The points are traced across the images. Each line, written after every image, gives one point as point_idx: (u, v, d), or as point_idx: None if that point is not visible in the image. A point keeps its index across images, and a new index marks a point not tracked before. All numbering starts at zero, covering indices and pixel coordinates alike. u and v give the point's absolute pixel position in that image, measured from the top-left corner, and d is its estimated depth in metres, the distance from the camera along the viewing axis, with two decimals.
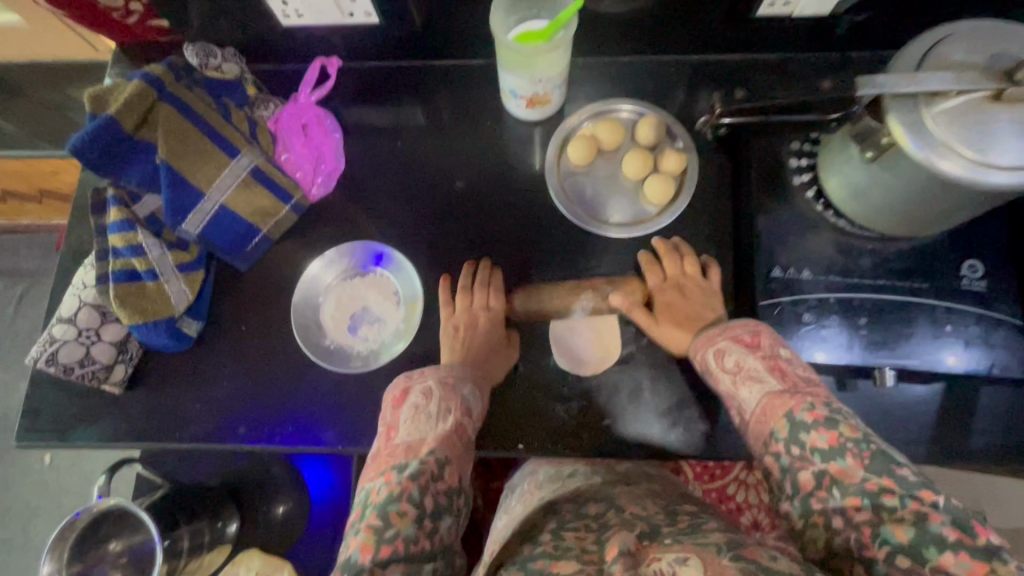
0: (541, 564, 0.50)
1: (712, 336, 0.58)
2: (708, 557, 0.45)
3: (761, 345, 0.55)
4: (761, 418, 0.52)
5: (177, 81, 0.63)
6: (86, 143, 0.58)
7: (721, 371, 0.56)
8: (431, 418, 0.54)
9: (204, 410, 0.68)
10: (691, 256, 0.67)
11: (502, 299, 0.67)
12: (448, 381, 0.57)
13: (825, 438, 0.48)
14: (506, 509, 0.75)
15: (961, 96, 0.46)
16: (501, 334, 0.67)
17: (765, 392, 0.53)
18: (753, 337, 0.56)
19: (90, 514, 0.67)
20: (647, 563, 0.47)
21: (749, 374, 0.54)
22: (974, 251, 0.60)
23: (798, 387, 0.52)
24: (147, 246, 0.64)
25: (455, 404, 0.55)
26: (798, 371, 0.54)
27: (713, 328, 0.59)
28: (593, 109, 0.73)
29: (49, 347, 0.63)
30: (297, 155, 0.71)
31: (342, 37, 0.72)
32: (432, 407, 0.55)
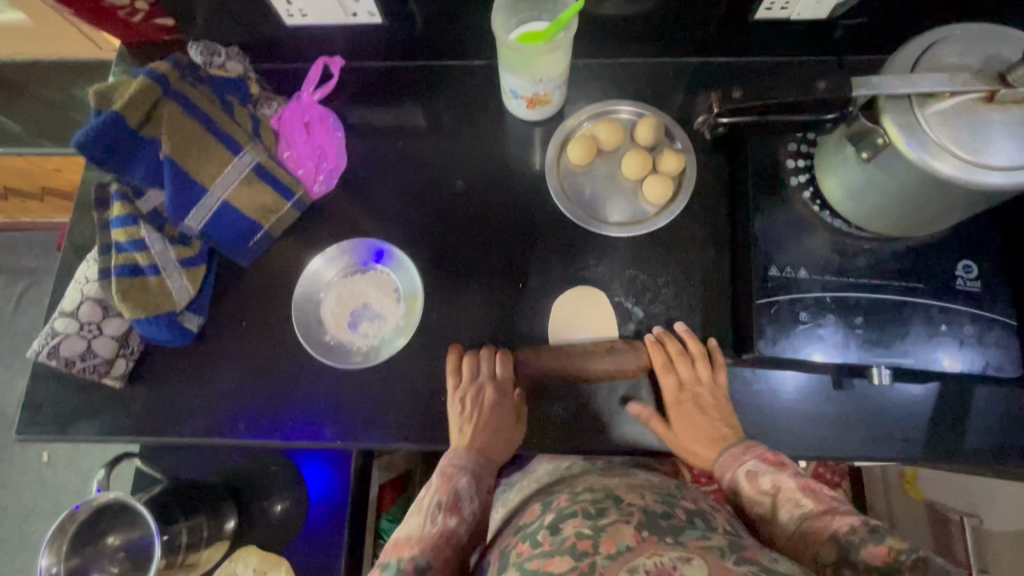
0: (536, 563, 0.52)
1: (740, 456, 0.60)
2: (714, 559, 0.48)
3: (788, 464, 0.58)
4: (801, 539, 0.53)
5: (182, 78, 0.64)
6: (92, 139, 0.59)
7: (756, 492, 0.57)
8: (422, 515, 0.60)
9: (204, 405, 0.68)
10: (702, 359, 0.65)
11: (510, 371, 0.67)
12: (448, 472, 0.62)
13: (878, 554, 0.48)
14: (504, 502, 0.80)
15: (955, 97, 0.47)
16: (510, 409, 0.66)
17: (803, 516, 0.54)
18: (777, 457, 0.59)
19: (90, 507, 0.68)
20: (648, 554, 0.49)
21: (785, 494, 0.56)
22: (969, 252, 0.61)
23: (834, 509, 0.53)
24: (150, 241, 0.64)
25: (448, 496, 0.61)
26: (830, 493, 0.56)
27: (738, 450, 0.60)
28: (593, 110, 0.74)
29: (52, 339, 0.64)
30: (299, 153, 0.72)
31: (346, 37, 0.73)
32: (428, 499, 0.61)
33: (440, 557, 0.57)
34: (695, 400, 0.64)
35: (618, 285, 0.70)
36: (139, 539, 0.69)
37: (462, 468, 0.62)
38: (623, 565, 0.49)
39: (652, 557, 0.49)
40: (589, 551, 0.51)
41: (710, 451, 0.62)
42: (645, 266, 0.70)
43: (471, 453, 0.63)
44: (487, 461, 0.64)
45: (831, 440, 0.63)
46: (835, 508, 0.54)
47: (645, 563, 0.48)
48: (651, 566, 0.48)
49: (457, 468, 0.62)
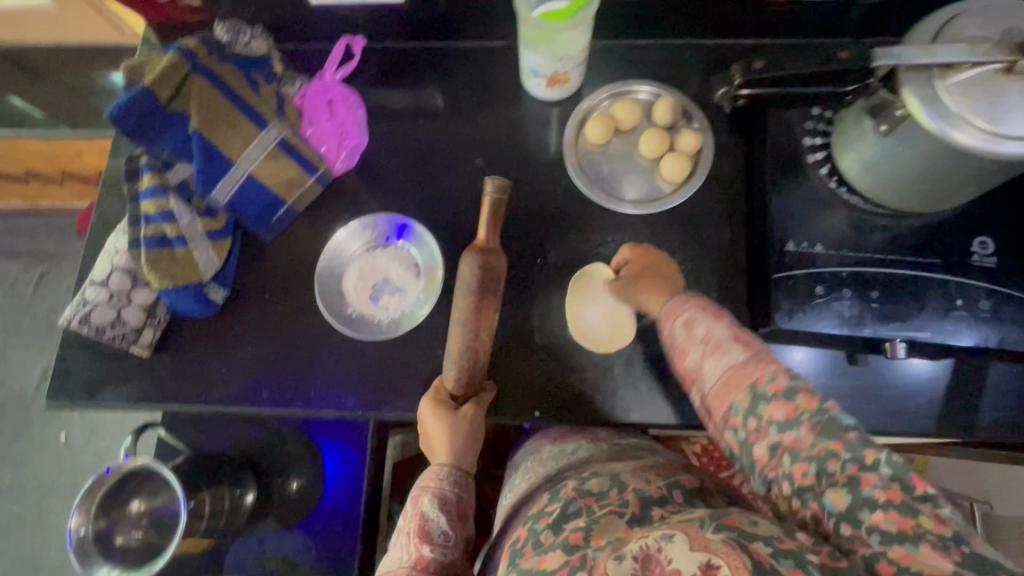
0: (530, 563, 0.54)
1: (678, 308, 0.57)
2: (694, 531, 0.46)
3: (724, 316, 0.55)
4: (722, 391, 0.52)
5: (210, 54, 0.65)
6: (124, 112, 0.61)
7: (689, 343, 0.55)
8: (400, 546, 0.62)
9: (228, 374, 0.70)
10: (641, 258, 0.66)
11: (439, 394, 0.65)
12: (420, 494, 0.64)
13: (782, 410, 0.48)
14: (510, 488, 0.81)
15: (976, 68, 0.47)
16: (447, 422, 0.63)
17: (728, 365, 0.52)
18: (716, 310, 0.56)
19: (120, 472, 0.69)
20: (637, 540, 0.49)
21: (713, 344, 0.53)
22: (985, 228, 0.61)
23: (761, 357, 0.51)
24: (179, 213, 0.66)
25: (415, 523, 0.61)
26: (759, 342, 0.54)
27: (679, 300, 0.58)
28: (611, 90, 0.75)
29: (82, 308, 0.66)
30: (322, 130, 0.74)
31: (368, 16, 0.74)
32: (403, 526, 0.62)
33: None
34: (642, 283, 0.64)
35: None
36: (163, 507, 0.72)
37: (428, 488, 0.64)
38: (610, 555, 0.48)
39: (639, 541, 0.48)
40: (580, 545, 0.52)
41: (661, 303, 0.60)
42: (661, 243, 0.71)
43: (436, 471, 0.65)
44: (453, 475, 0.64)
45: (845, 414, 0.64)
46: (761, 353, 0.52)
47: (633, 548, 0.48)
48: (638, 551, 0.47)
49: (422, 493, 0.63)
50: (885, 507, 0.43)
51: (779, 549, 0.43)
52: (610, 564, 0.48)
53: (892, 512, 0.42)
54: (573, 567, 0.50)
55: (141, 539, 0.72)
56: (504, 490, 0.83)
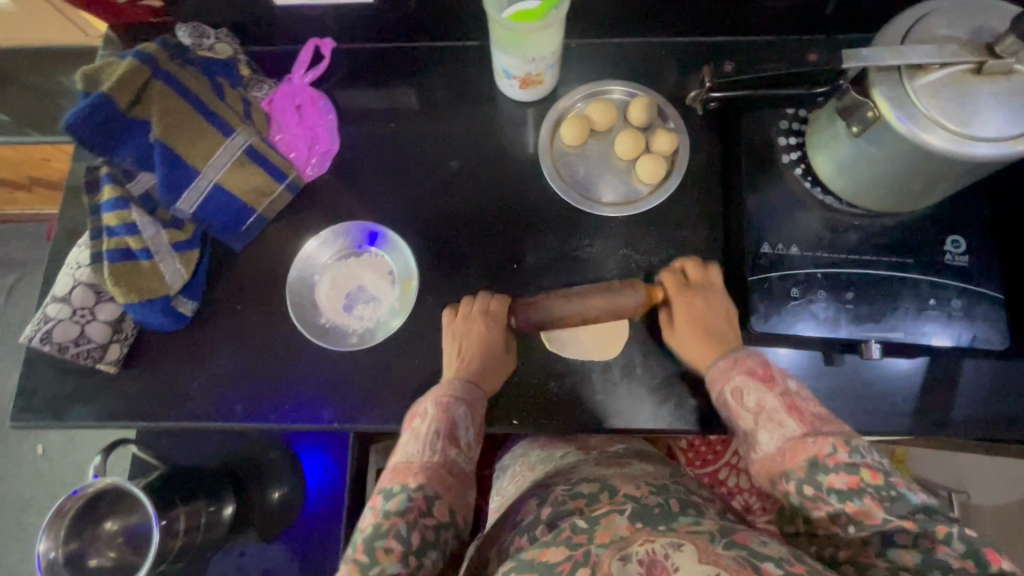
0: (531, 554, 0.51)
1: (726, 370, 0.58)
2: (702, 544, 0.47)
3: (774, 380, 0.56)
4: (778, 458, 0.52)
5: (171, 59, 0.63)
6: (81, 121, 0.59)
7: (742, 409, 0.56)
8: (419, 443, 0.57)
9: (200, 388, 0.68)
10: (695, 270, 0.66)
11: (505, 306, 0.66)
12: (443, 402, 0.59)
13: (844, 480, 0.48)
14: (499, 491, 0.80)
15: (944, 69, 0.47)
16: (500, 342, 0.65)
17: (784, 436, 0.53)
18: (766, 372, 0.57)
19: (88, 493, 0.66)
20: (640, 542, 0.49)
21: (766, 414, 0.54)
22: (956, 227, 0.61)
23: (817, 429, 0.52)
24: (142, 224, 0.64)
25: (445, 425, 0.58)
26: (811, 408, 0.54)
27: (726, 363, 0.59)
28: (586, 90, 0.74)
29: (44, 325, 0.64)
30: (292, 135, 0.72)
31: (336, 17, 0.72)
32: (424, 428, 0.58)
33: (439, 484, 0.55)
34: (696, 299, 0.64)
35: (612, 264, 0.70)
36: (137, 524, 0.73)
37: (457, 396, 0.60)
38: (615, 554, 0.48)
39: (643, 545, 0.48)
40: (584, 542, 0.50)
41: (711, 355, 0.61)
42: (639, 245, 0.70)
43: (456, 382, 0.61)
44: (480, 392, 0.62)
45: (827, 413, 0.64)
46: (816, 427, 0.53)
47: (637, 551, 0.48)
48: (642, 554, 0.47)
49: (452, 396, 0.60)
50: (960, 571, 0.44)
51: (788, 569, 0.45)
52: (614, 564, 0.47)
53: None
54: (577, 562, 0.49)
55: (115, 559, 0.71)
56: (493, 493, 0.82)
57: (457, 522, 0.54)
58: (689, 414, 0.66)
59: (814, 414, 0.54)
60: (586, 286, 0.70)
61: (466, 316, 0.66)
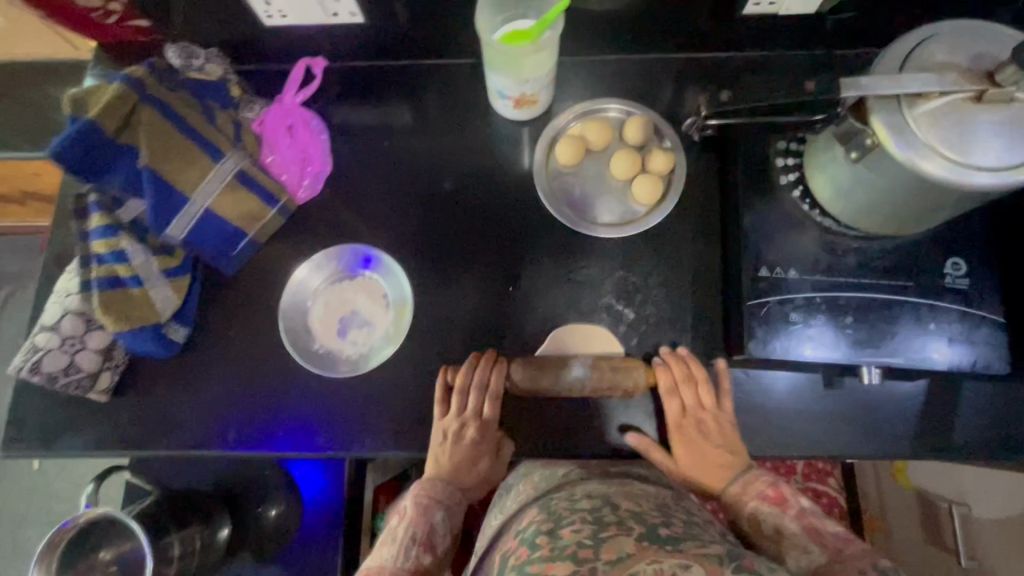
0: (536, 567, 0.50)
1: (739, 495, 0.60)
2: (711, 566, 0.46)
3: (786, 500, 0.58)
4: None
5: (158, 82, 0.62)
6: (67, 148, 0.56)
7: (761, 534, 0.58)
8: (396, 546, 0.60)
9: (193, 416, 0.68)
10: (702, 382, 0.64)
11: (498, 408, 0.65)
12: (423, 503, 0.63)
13: None
14: (499, 508, 0.77)
15: (944, 97, 0.46)
16: (488, 447, 0.66)
17: (812, 562, 0.54)
18: (776, 492, 0.59)
19: (78, 525, 0.66)
20: (648, 560, 0.47)
21: (781, 534, 0.56)
22: (956, 249, 0.61)
23: (840, 552, 0.53)
24: (132, 252, 0.63)
25: (420, 531, 0.61)
26: (830, 527, 0.56)
27: (745, 481, 0.61)
28: (581, 109, 0.73)
29: (33, 355, 0.63)
30: (283, 156, 0.71)
31: (327, 36, 0.71)
32: (398, 534, 0.61)
33: None
34: (698, 426, 0.63)
35: (608, 286, 0.69)
36: (131, 552, 0.71)
37: (438, 502, 0.64)
38: (622, 572, 0.46)
39: (651, 563, 0.47)
40: (589, 557, 0.49)
41: (713, 480, 0.62)
42: (635, 266, 0.69)
43: (435, 484, 0.64)
44: (458, 492, 0.65)
45: (826, 436, 0.64)
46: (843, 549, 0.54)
47: (645, 569, 0.46)
48: (651, 572, 0.46)
49: (430, 507, 0.63)
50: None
51: None
52: None
53: None
54: None
55: None
56: (493, 509, 0.79)
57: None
58: None
59: (835, 536, 0.55)
60: (582, 309, 0.69)
61: (459, 413, 0.64)
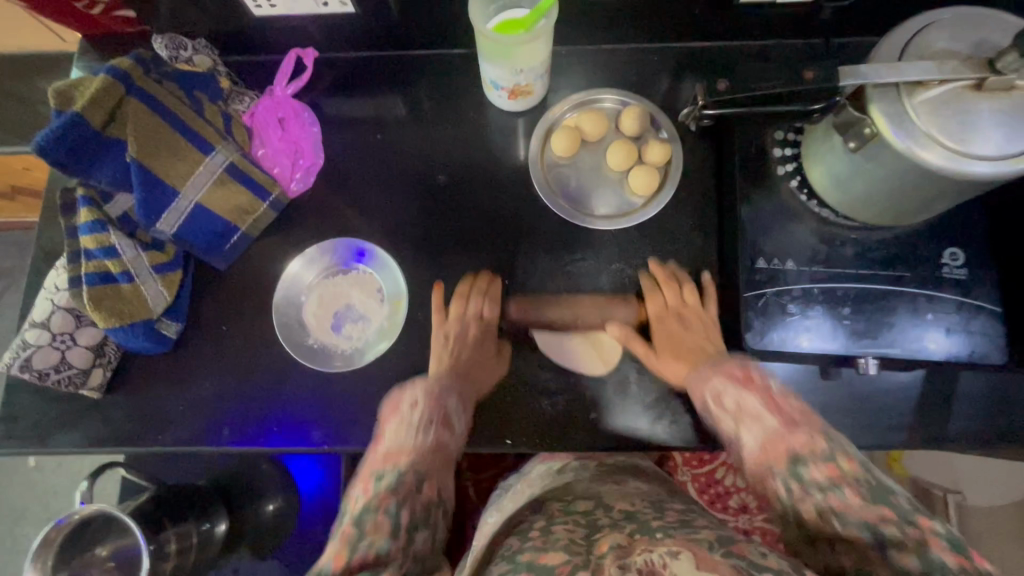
0: (528, 556, 0.50)
1: (707, 376, 0.58)
2: (701, 552, 0.43)
3: (753, 381, 0.55)
4: (761, 459, 0.50)
5: (146, 74, 0.60)
6: (51, 142, 0.55)
7: (721, 413, 0.55)
8: (415, 428, 0.57)
9: (187, 412, 0.67)
10: (689, 284, 0.67)
11: (496, 308, 0.68)
12: (435, 392, 0.61)
13: (822, 471, 0.47)
14: (497, 504, 0.78)
15: (943, 85, 0.45)
16: (490, 350, 0.67)
17: (763, 433, 0.51)
18: (745, 374, 0.56)
19: (74, 521, 0.66)
20: (638, 552, 0.45)
21: (747, 414, 0.53)
22: (955, 240, 0.60)
23: (798, 423, 0.50)
24: (121, 247, 0.62)
25: (438, 413, 0.59)
26: (795, 405, 0.53)
27: (709, 368, 0.59)
28: (576, 100, 0.72)
29: (23, 352, 0.62)
30: (274, 150, 0.70)
31: (318, 26, 0.70)
32: (415, 416, 0.58)
33: (428, 465, 0.54)
34: (680, 319, 0.65)
35: (605, 279, 0.69)
36: (129, 547, 0.70)
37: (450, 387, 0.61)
38: (614, 561, 0.45)
39: (642, 555, 0.44)
40: (581, 551, 0.49)
41: (686, 363, 0.62)
42: (632, 259, 0.69)
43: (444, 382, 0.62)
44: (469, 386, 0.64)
45: None
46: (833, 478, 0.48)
47: (635, 561, 0.44)
48: (640, 564, 0.43)
49: (442, 393, 0.61)
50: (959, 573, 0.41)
51: None
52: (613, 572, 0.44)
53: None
54: (576, 566, 0.47)
55: None
56: (491, 506, 0.80)
57: (442, 490, 0.54)
58: (686, 431, 0.65)
59: (798, 411, 0.52)
60: (579, 301, 0.69)
61: (459, 317, 0.67)
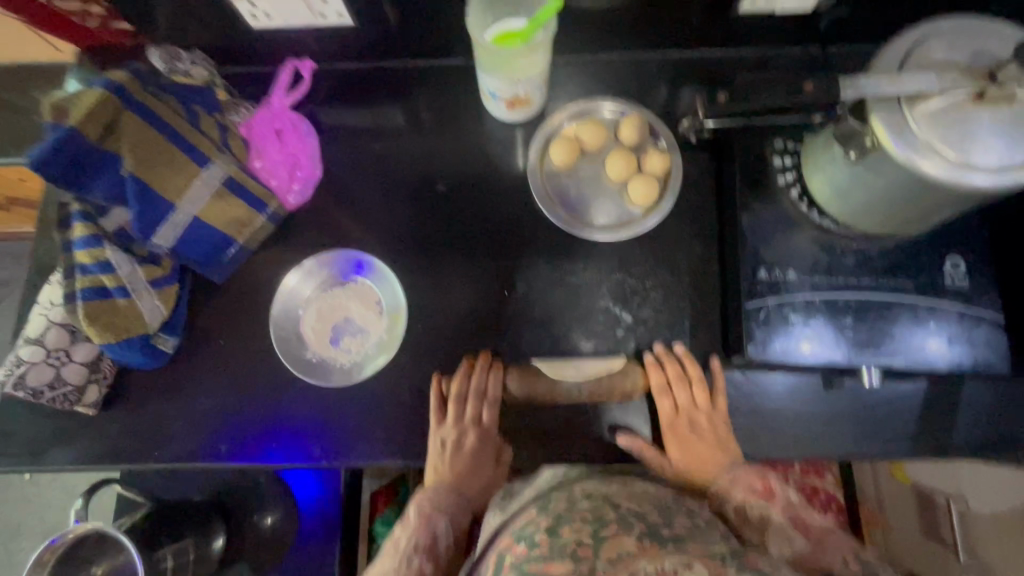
0: (534, 568, 0.48)
1: (728, 487, 0.59)
2: (714, 565, 0.45)
3: (774, 494, 0.58)
4: (809, 554, 0.51)
5: (143, 87, 0.59)
6: (47, 157, 0.54)
7: (747, 521, 0.57)
8: (397, 558, 0.58)
9: (184, 428, 0.66)
10: (700, 383, 0.64)
11: (496, 410, 0.66)
12: (426, 513, 0.61)
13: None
14: None
15: (944, 96, 0.45)
16: (491, 451, 0.65)
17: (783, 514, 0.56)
18: (765, 486, 0.59)
19: (67, 541, 0.65)
20: (649, 559, 0.47)
21: (773, 523, 0.55)
22: (956, 248, 0.60)
23: (822, 540, 0.52)
24: (116, 262, 0.61)
25: (426, 536, 0.60)
26: (816, 521, 0.55)
27: (730, 478, 0.60)
28: (575, 110, 0.72)
29: (17, 369, 0.61)
30: (271, 162, 0.68)
31: (314, 38, 0.69)
32: (405, 538, 0.60)
33: None
34: (692, 425, 0.63)
35: (605, 290, 0.68)
36: (126, 564, 0.68)
37: (442, 510, 0.62)
38: (624, 569, 0.46)
39: (653, 562, 0.46)
40: (588, 556, 0.48)
41: (702, 477, 0.62)
42: (632, 269, 0.68)
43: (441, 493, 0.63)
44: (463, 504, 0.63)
45: (826, 438, 0.63)
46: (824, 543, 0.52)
47: (646, 567, 0.45)
48: (651, 570, 0.45)
49: (435, 512, 0.61)
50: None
51: None
52: None
53: None
54: None
55: None
56: (493, 507, 0.77)
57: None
58: None
59: (820, 526, 0.55)
60: (579, 312, 0.68)
61: (457, 421, 0.64)
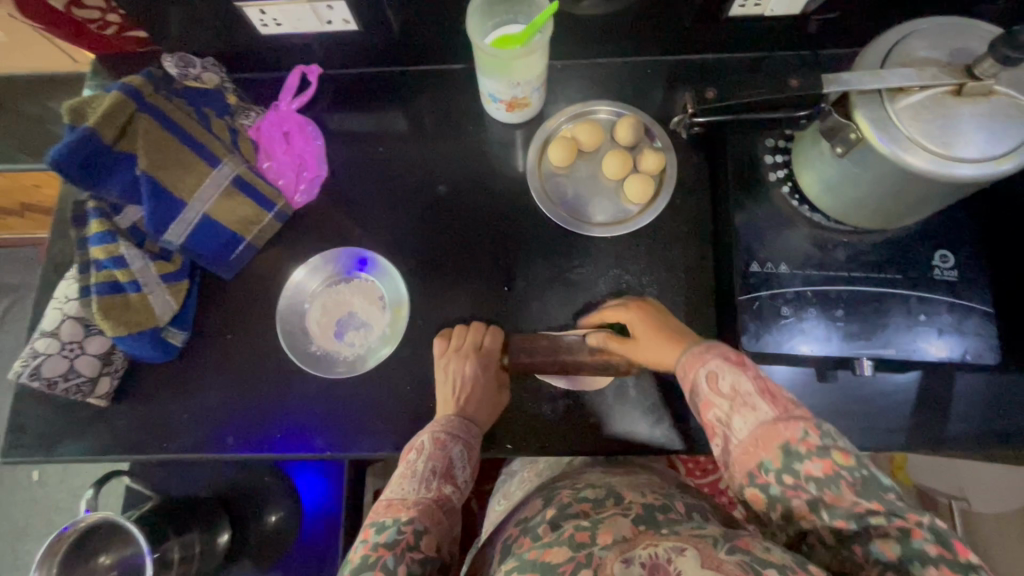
0: (534, 554, 0.50)
1: (701, 354, 0.55)
2: (706, 549, 0.45)
3: (750, 365, 0.52)
4: (752, 448, 0.49)
5: (156, 91, 0.62)
6: (66, 157, 0.57)
7: (715, 395, 0.52)
8: (416, 480, 0.58)
9: (192, 420, 0.68)
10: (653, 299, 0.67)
11: (498, 344, 0.67)
12: (441, 438, 0.61)
13: (820, 466, 0.46)
14: (503, 495, 0.79)
15: (925, 91, 0.47)
16: (493, 378, 0.66)
17: (758, 421, 0.49)
18: (740, 357, 0.53)
19: (79, 528, 0.67)
20: (644, 546, 0.47)
21: (740, 399, 0.51)
22: (946, 242, 0.62)
23: (790, 413, 0.49)
24: (130, 257, 0.64)
25: (442, 462, 0.60)
26: (787, 396, 0.51)
27: (699, 349, 0.55)
28: (573, 111, 0.74)
29: (33, 360, 0.64)
30: (279, 162, 0.72)
31: (321, 44, 0.72)
32: (420, 464, 0.59)
33: (430, 520, 0.56)
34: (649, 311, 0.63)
35: (603, 285, 0.70)
36: (133, 556, 0.69)
37: (455, 436, 0.61)
38: (618, 555, 0.47)
39: (647, 549, 0.47)
40: (586, 542, 0.49)
41: (677, 348, 0.58)
42: (630, 265, 0.70)
43: (455, 420, 0.62)
44: (476, 429, 0.63)
45: None
46: (791, 408, 0.49)
47: (641, 554, 0.46)
48: (646, 557, 0.46)
49: (448, 435, 0.61)
50: (937, 562, 0.42)
51: None
52: (618, 566, 0.46)
53: (944, 569, 0.42)
54: (579, 564, 0.47)
55: None
56: (496, 497, 0.80)
57: (444, 557, 0.56)
58: (685, 434, 0.66)
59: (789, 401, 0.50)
60: (578, 308, 0.70)
61: (456, 349, 0.66)
